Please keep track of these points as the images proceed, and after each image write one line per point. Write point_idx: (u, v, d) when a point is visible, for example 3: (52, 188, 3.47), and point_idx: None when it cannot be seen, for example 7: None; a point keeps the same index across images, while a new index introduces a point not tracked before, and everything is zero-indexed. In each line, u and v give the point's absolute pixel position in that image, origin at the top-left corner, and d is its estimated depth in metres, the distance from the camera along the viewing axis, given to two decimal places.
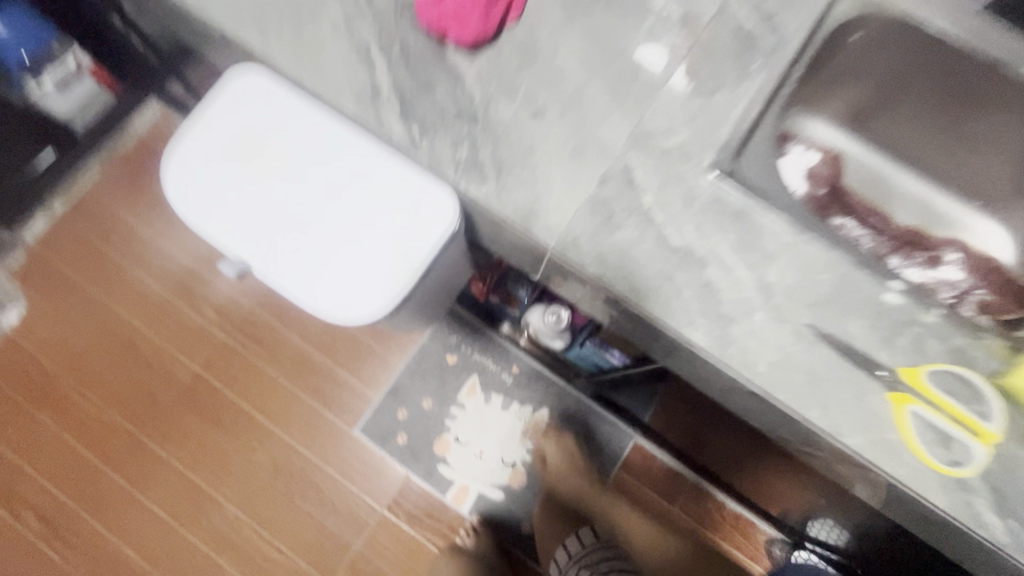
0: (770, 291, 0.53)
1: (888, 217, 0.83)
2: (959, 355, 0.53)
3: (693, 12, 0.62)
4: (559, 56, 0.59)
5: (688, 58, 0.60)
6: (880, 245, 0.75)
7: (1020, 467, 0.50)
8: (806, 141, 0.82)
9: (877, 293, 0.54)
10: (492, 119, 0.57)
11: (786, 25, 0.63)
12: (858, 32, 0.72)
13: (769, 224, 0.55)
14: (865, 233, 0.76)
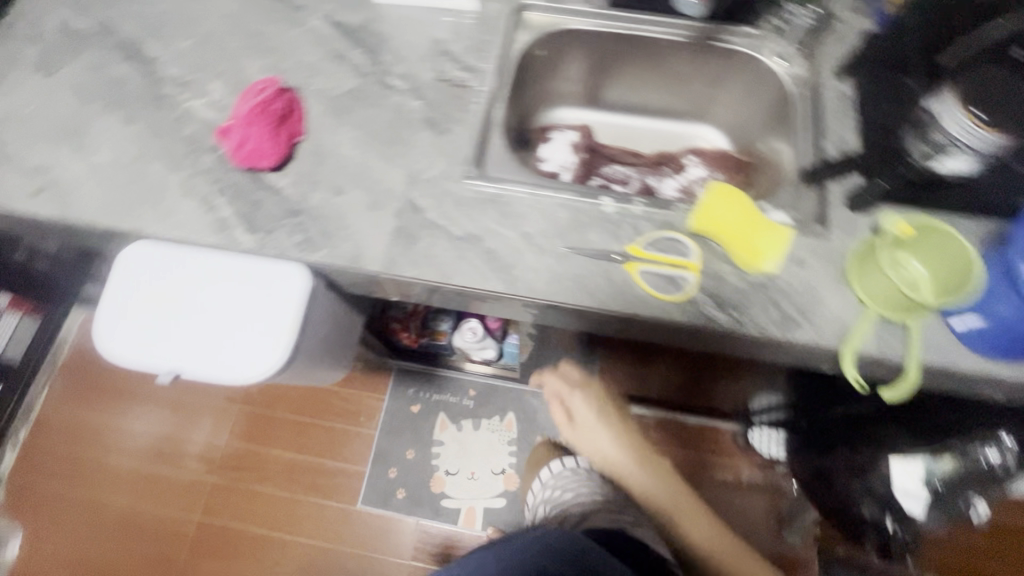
0: (531, 237, 0.78)
1: (641, 151, 1.12)
2: (662, 225, 0.79)
3: (420, 84, 0.89)
4: (341, 148, 0.84)
5: (427, 114, 0.87)
6: (636, 184, 1.07)
7: (719, 276, 0.75)
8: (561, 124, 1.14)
9: (598, 209, 0.80)
10: (311, 206, 0.80)
11: (483, 66, 0.90)
12: (544, 48, 0.99)
13: (515, 196, 0.81)
14: (623, 180, 1.08)
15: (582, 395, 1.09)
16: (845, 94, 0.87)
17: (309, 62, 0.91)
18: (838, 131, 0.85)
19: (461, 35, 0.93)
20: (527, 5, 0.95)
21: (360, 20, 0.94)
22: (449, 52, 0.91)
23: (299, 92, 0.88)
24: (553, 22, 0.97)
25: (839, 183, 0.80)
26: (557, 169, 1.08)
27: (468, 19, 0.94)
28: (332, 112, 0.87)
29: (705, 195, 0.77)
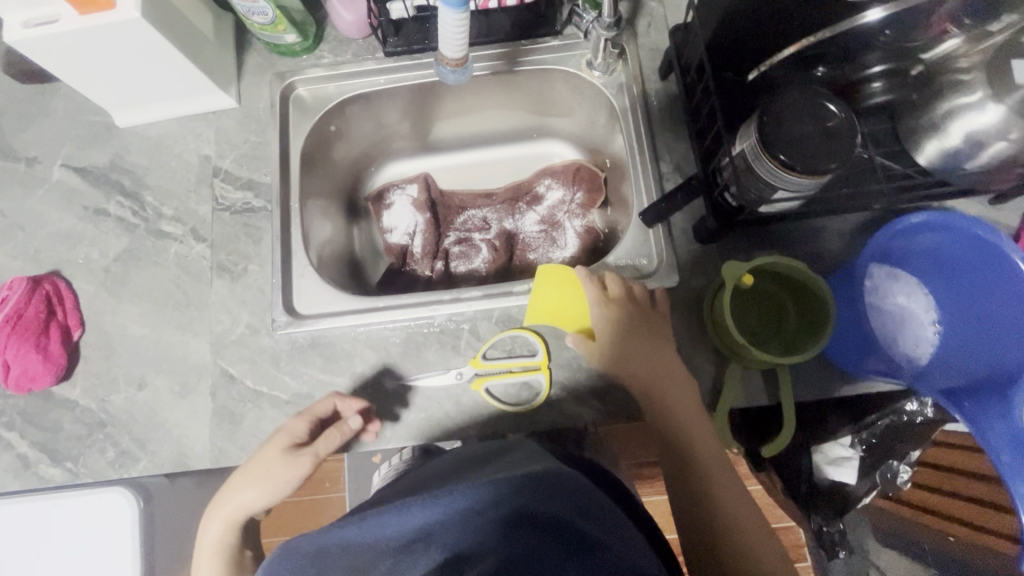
0: (365, 375, 0.70)
1: (491, 186, 1.00)
2: (503, 320, 0.71)
3: (198, 222, 0.76)
4: (129, 330, 0.73)
5: (215, 258, 0.74)
6: (495, 228, 0.97)
7: (573, 364, 0.69)
8: (394, 182, 0.99)
9: (431, 323, 0.71)
10: (115, 413, 0.70)
11: (264, 177, 0.77)
12: (337, 120, 0.84)
13: (336, 332, 0.71)
14: (479, 228, 0.97)
15: (610, 310, 0.64)
16: (672, 97, 0.76)
17: (62, 232, 0.76)
18: (672, 144, 0.75)
19: (228, 145, 0.78)
20: (295, 80, 0.80)
21: (106, 159, 0.79)
22: (220, 170, 0.77)
23: (62, 274, 0.75)
24: (330, 92, 0.81)
25: (681, 213, 0.71)
26: (405, 238, 0.96)
27: (232, 120, 0.79)
28: (106, 288, 0.74)
29: (535, 283, 0.68)
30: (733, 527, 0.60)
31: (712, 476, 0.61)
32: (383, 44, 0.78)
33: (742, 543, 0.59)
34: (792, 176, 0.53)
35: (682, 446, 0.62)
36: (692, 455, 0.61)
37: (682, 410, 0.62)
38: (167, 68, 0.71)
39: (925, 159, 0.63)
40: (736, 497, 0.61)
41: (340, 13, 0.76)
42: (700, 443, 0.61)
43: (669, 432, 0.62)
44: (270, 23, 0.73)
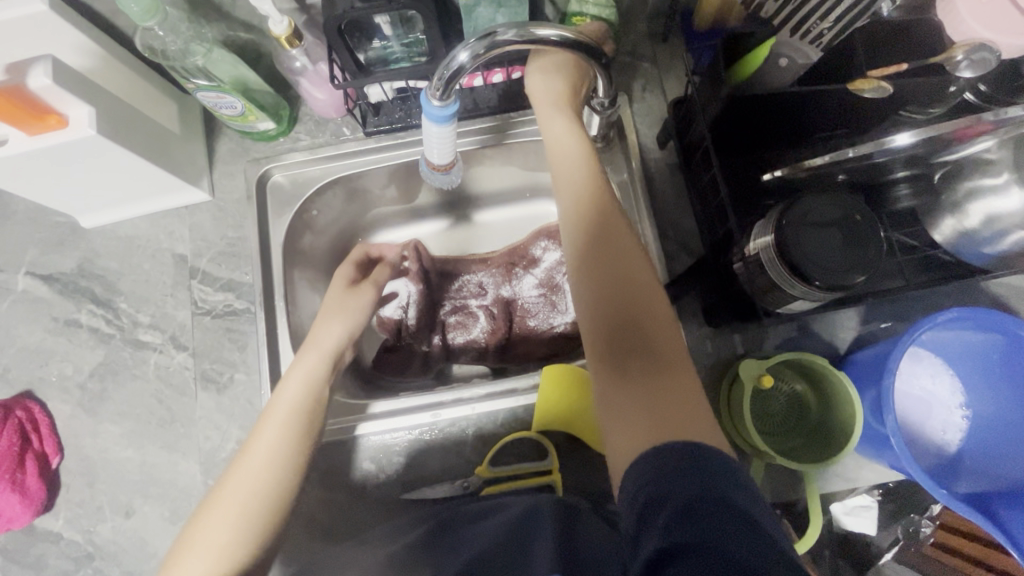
0: (371, 490, 0.67)
1: (485, 249, 0.95)
2: (509, 420, 0.68)
3: (177, 329, 0.71)
4: (112, 453, 0.68)
5: (198, 368, 0.70)
6: (491, 293, 0.91)
7: (586, 466, 0.65)
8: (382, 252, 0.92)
9: (433, 430, 0.68)
10: (103, 544, 0.66)
11: (245, 275, 0.73)
12: (320, 205, 0.77)
13: (334, 444, 0.68)
14: (475, 293, 0.92)
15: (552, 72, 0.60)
16: (672, 167, 0.72)
17: (31, 348, 0.72)
18: (675, 219, 0.71)
19: (204, 242, 0.74)
20: (272, 168, 0.75)
21: (73, 265, 0.74)
22: (198, 271, 0.73)
23: (34, 394, 0.71)
24: (309, 176, 0.75)
25: (691, 297, 0.67)
26: (399, 311, 0.89)
27: (206, 215, 0.75)
28: (84, 407, 0.70)
29: (541, 389, 0.64)
30: (658, 358, 0.46)
31: (647, 306, 0.49)
32: (363, 124, 0.74)
33: (665, 375, 0.45)
34: (809, 288, 0.50)
35: (610, 269, 0.51)
36: (622, 280, 0.50)
37: (609, 236, 0.52)
38: (132, 172, 0.66)
39: (940, 237, 0.59)
40: (648, 301, 0.49)
41: (312, 92, 0.71)
42: (615, 236, 0.52)
43: (594, 253, 0.52)
44: (239, 115, 0.69)
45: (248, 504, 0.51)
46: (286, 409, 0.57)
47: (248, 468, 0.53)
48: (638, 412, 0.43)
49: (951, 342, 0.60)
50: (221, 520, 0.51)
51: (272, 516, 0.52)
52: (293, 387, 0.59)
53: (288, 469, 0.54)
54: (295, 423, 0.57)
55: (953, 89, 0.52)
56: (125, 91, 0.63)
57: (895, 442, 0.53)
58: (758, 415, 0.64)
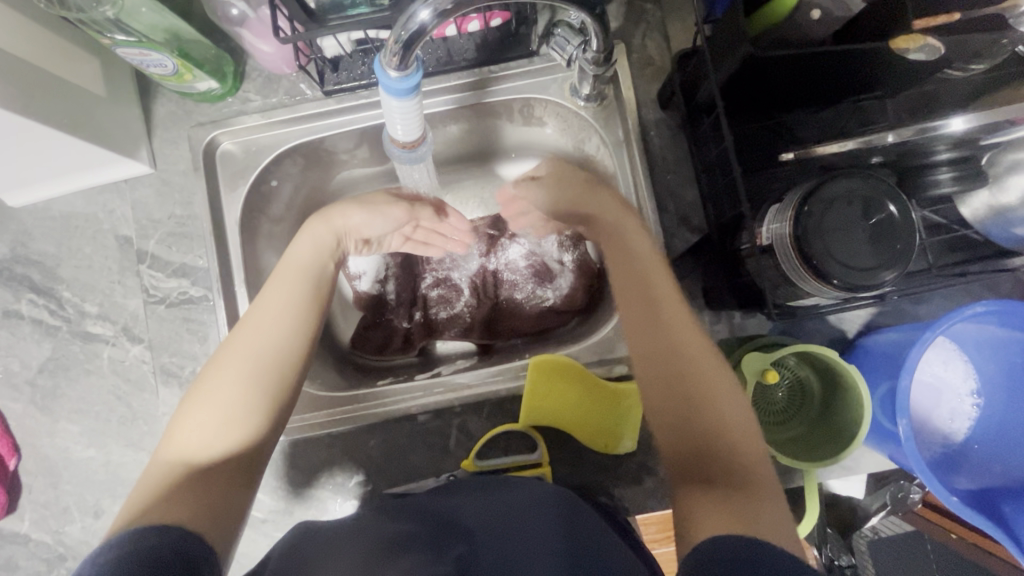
0: (352, 486, 0.64)
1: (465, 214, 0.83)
2: (495, 411, 0.64)
3: (130, 320, 0.65)
4: (73, 452, 0.64)
5: (156, 362, 0.65)
6: (475, 263, 0.80)
7: (576, 458, 0.62)
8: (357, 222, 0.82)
9: (415, 422, 0.64)
10: (74, 546, 0.63)
11: (199, 259, 0.66)
12: (278, 175, 0.69)
13: (309, 438, 0.64)
14: (455, 262, 0.80)
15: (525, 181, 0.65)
16: (673, 129, 0.64)
17: None
18: (675, 190, 0.63)
19: (150, 222, 0.66)
20: (219, 134, 0.65)
21: (4, 249, 0.66)
22: (146, 254, 0.66)
23: None
24: (262, 143, 0.66)
25: (691, 279, 0.61)
26: (375, 283, 0.80)
27: (149, 190, 0.66)
28: (37, 405, 0.65)
29: (529, 384, 0.60)
30: (730, 454, 0.45)
31: (718, 406, 0.47)
32: (321, 82, 0.64)
33: (745, 481, 0.44)
34: (825, 286, 0.44)
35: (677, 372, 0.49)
36: (688, 377, 0.49)
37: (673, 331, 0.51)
38: (53, 146, 0.57)
39: (969, 212, 0.52)
40: (719, 393, 0.48)
41: (256, 45, 0.61)
42: (677, 328, 0.51)
43: (653, 334, 0.52)
44: (173, 74, 0.59)
45: (256, 357, 0.51)
46: (295, 267, 0.58)
47: (260, 323, 0.53)
48: (715, 511, 0.42)
49: (969, 336, 0.55)
50: (229, 360, 0.51)
51: (280, 378, 0.51)
52: (306, 247, 0.61)
53: (298, 330, 0.54)
54: (295, 285, 0.57)
55: (1004, 42, 0.44)
56: (34, 48, 0.53)
57: (906, 447, 0.49)
58: (759, 404, 0.60)
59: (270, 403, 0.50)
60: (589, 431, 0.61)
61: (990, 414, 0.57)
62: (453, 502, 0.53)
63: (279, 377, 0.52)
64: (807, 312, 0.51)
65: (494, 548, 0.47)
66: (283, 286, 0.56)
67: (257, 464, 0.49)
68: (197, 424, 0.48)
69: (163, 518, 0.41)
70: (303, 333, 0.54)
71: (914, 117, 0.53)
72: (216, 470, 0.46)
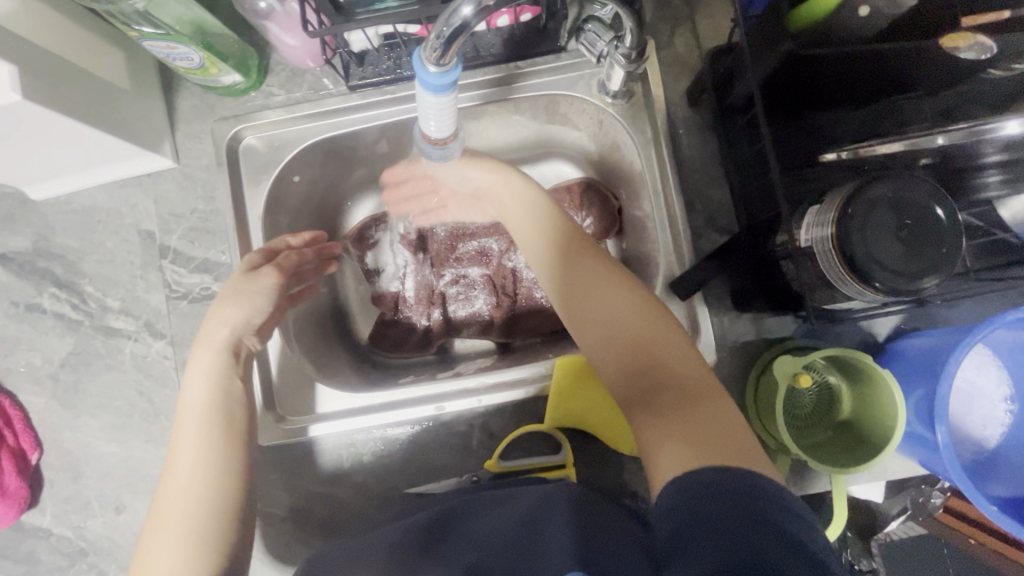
0: (373, 485, 0.63)
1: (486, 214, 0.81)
2: (518, 411, 0.64)
3: (151, 314, 0.65)
4: (95, 447, 0.64)
5: (178, 357, 0.64)
6: (494, 260, 0.79)
7: (599, 459, 0.62)
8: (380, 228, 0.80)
9: (437, 421, 0.64)
10: (95, 541, 0.63)
11: (221, 254, 0.65)
12: (301, 170, 0.68)
13: (331, 436, 0.64)
14: (473, 259, 0.80)
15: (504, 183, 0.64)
16: (702, 127, 0.63)
17: None
18: (703, 189, 0.62)
19: (172, 216, 0.66)
20: (242, 128, 0.64)
21: (26, 243, 0.66)
22: (168, 250, 0.65)
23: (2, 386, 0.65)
24: (285, 138, 0.65)
25: (719, 280, 0.60)
26: (394, 280, 0.79)
27: (172, 184, 0.66)
28: (58, 400, 0.65)
29: (555, 381, 0.58)
30: (681, 389, 0.46)
31: (656, 349, 0.49)
32: (346, 76, 0.63)
33: (694, 401, 0.45)
34: (867, 290, 0.43)
35: (611, 333, 0.51)
36: (621, 338, 0.50)
37: (598, 301, 0.52)
38: (77, 139, 0.57)
39: (1008, 214, 0.51)
40: (647, 334, 0.49)
41: (282, 38, 0.60)
42: (596, 296, 0.53)
43: (582, 310, 0.53)
44: (199, 67, 0.58)
45: (184, 526, 0.45)
46: (196, 412, 0.49)
47: (177, 499, 0.45)
48: (675, 440, 0.42)
49: (1002, 341, 0.55)
50: (162, 548, 0.44)
51: (219, 528, 0.46)
52: (199, 385, 0.51)
53: (223, 478, 0.47)
54: (198, 427, 0.49)
55: None
56: (61, 41, 0.52)
57: (944, 455, 0.48)
58: (785, 407, 0.59)
59: (217, 552, 0.45)
60: (613, 435, 0.60)
61: (1022, 423, 0.56)
62: (474, 514, 0.53)
63: (215, 539, 0.45)
64: (841, 316, 0.50)
65: (505, 548, 0.47)
66: (187, 441, 0.48)
67: None
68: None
69: None
70: (228, 479, 0.47)
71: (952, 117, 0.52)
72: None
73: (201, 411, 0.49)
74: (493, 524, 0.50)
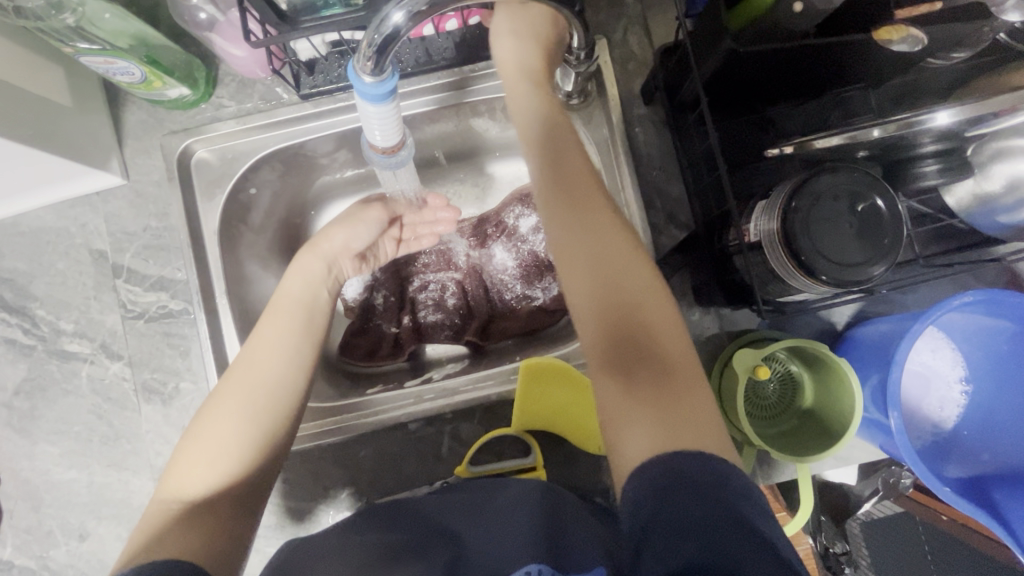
0: (344, 496, 0.63)
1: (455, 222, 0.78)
2: (488, 414, 0.63)
3: (107, 336, 0.63)
4: (55, 474, 0.62)
5: (137, 378, 0.63)
6: (462, 264, 0.78)
7: (571, 459, 0.62)
8: None
9: (406, 429, 0.63)
10: (60, 570, 0.61)
11: (177, 271, 0.64)
12: (257, 182, 0.67)
13: (299, 450, 0.63)
14: (439, 266, 0.78)
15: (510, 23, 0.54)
16: (657, 124, 0.63)
17: None
18: (662, 186, 0.63)
19: (125, 234, 0.64)
20: (193, 142, 0.63)
21: None
22: (122, 268, 0.64)
23: None
24: (238, 149, 0.64)
25: (680, 275, 0.61)
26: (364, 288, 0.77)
27: (123, 202, 0.64)
28: (14, 428, 0.63)
29: (521, 389, 0.58)
30: (660, 358, 0.42)
31: (644, 299, 0.45)
32: (297, 86, 0.62)
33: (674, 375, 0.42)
34: (813, 283, 0.43)
35: (602, 260, 0.46)
36: (608, 294, 0.45)
37: (596, 233, 0.47)
38: (17, 160, 0.55)
39: (954, 200, 0.52)
40: (637, 277, 0.45)
41: (227, 48, 0.59)
42: (596, 223, 0.47)
43: (574, 229, 0.48)
44: (141, 82, 0.57)
45: (252, 398, 0.50)
46: (289, 302, 0.57)
47: (247, 373, 0.51)
48: (646, 415, 0.39)
49: (960, 325, 0.55)
50: (230, 412, 0.49)
51: (278, 414, 0.50)
52: (296, 280, 0.59)
53: (293, 370, 0.53)
54: (294, 326, 0.55)
55: (986, 30, 0.44)
56: None
57: (897, 439, 0.49)
58: (748, 399, 0.60)
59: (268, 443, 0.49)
60: (582, 434, 0.60)
61: (980, 401, 0.57)
62: (445, 510, 0.52)
63: (270, 424, 0.50)
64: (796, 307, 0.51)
65: (484, 547, 0.46)
66: (273, 323, 0.55)
67: (255, 499, 0.48)
68: (195, 467, 0.47)
69: (162, 550, 0.40)
70: (298, 373, 0.53)
71: (894, 105, 0.53)
72: (207, 512, 0.45)
73: (298, 298, 0.58)
74: (467, 522, 0.49)
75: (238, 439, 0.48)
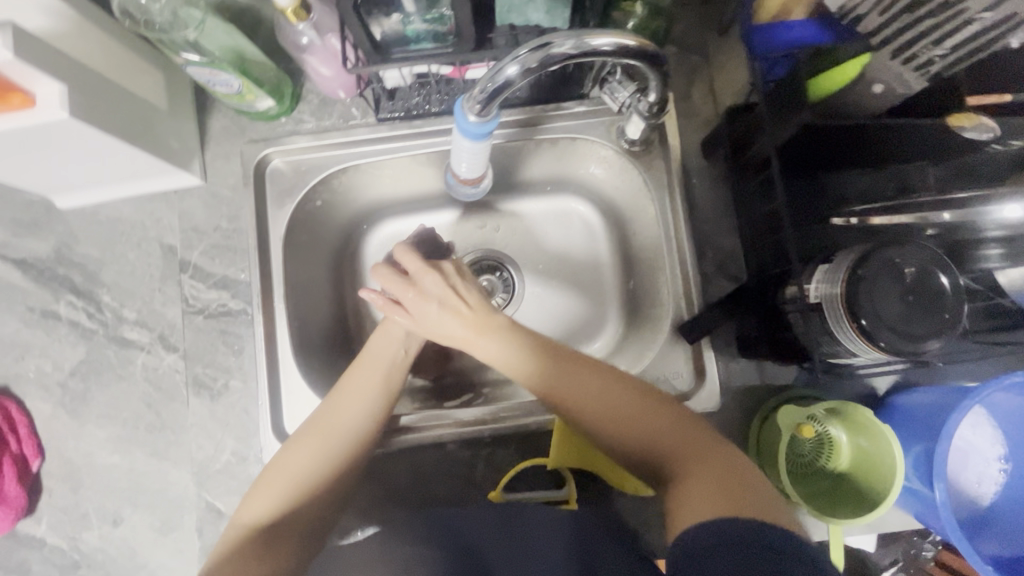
0: (373, 509, 0.63)
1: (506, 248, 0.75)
2: (525, 441, 0.65)
3: (167, 328, 0.65)
4: (98, 458, 0.64)
5: (189, 372, 0.65)
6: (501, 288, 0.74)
7: (603, 495, 0.62)
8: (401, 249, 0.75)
9: (443, 449, 0.64)
10: (90, 553, 0.62)
11: (240, 272, 0.66)
12: (324, 194, 0.69)
13: None
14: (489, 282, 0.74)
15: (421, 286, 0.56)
16: (713, 177, 0.65)
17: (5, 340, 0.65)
18: (714, 238, 0.64)
19: (195, 232, 0.67)
20: (272, 151, 0.66)
21: (48, 250, 0.67)
22: (188, 265, 0.66)
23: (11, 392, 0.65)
24: (312, 162, 0.67)
25: (727, 325, 0.62)
26: None
27: (197, 203, 0.67)
28: (65, 408, 0.65)
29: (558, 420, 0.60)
30: (691, 450, 0.47)
31: (640, 412, 0.50)
32: (376, 108, 0.66)
33: (708, 462, 0.45)
34: (870, 348, 0.45)
35: (604, 405, 0.50)
36: (622, 424, 0.50)
37: (576, 382, 0.52)
38: (110, 155, 0.58)
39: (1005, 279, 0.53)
40: (620, 399, 0.51)
41: (317, 68, 0.62)
42: (574, 381, 0.52)
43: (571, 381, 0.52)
44: (236, 93, 0.61)
45: (329, 444, 0.53)
46: (374, 357, 0.58)
47: (320, 434, 0.54)
48: (702, 500, 0.43)
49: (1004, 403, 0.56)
50: (307, 455, 0.53)
51: (336, 451, 0.53)
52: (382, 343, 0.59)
53: (369, 418, 0.55)
54: (376, 383, 0.57)
55: None
56: (103, 58, 0.55)
57: (941, 512, 0.50)
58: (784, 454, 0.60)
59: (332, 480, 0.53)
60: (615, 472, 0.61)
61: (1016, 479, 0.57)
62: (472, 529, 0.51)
63: (322, 466, 0.53)
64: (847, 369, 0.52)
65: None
66: (365, 371, 0.57)
67: (310, 529, 0.53)
68: (258, 500, 0.52)
69: None
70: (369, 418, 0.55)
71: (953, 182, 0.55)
72: (264, 542, 0.50)
73: (379, 365, 0.58)
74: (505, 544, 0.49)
75: (300, 483, 0.52)
